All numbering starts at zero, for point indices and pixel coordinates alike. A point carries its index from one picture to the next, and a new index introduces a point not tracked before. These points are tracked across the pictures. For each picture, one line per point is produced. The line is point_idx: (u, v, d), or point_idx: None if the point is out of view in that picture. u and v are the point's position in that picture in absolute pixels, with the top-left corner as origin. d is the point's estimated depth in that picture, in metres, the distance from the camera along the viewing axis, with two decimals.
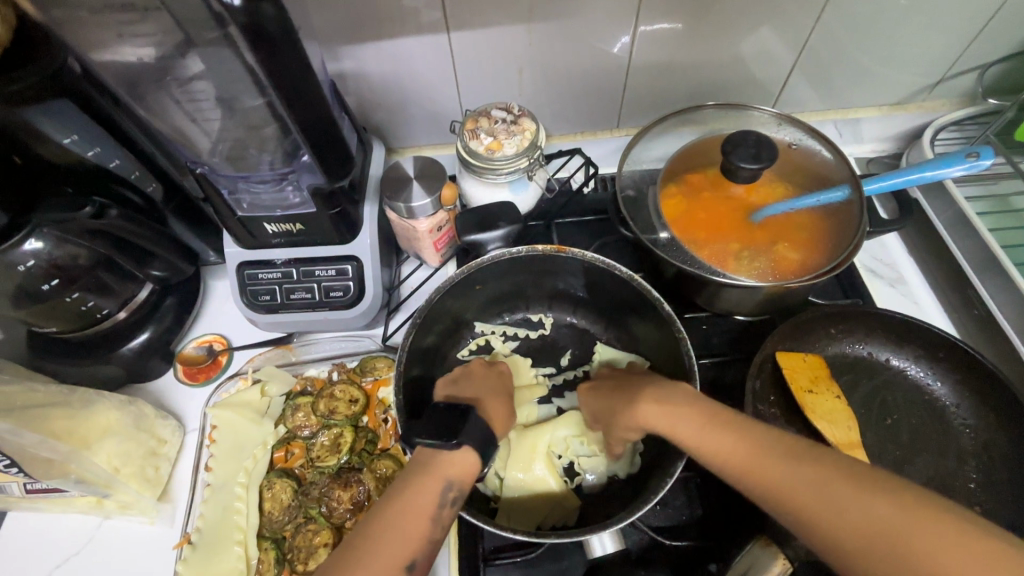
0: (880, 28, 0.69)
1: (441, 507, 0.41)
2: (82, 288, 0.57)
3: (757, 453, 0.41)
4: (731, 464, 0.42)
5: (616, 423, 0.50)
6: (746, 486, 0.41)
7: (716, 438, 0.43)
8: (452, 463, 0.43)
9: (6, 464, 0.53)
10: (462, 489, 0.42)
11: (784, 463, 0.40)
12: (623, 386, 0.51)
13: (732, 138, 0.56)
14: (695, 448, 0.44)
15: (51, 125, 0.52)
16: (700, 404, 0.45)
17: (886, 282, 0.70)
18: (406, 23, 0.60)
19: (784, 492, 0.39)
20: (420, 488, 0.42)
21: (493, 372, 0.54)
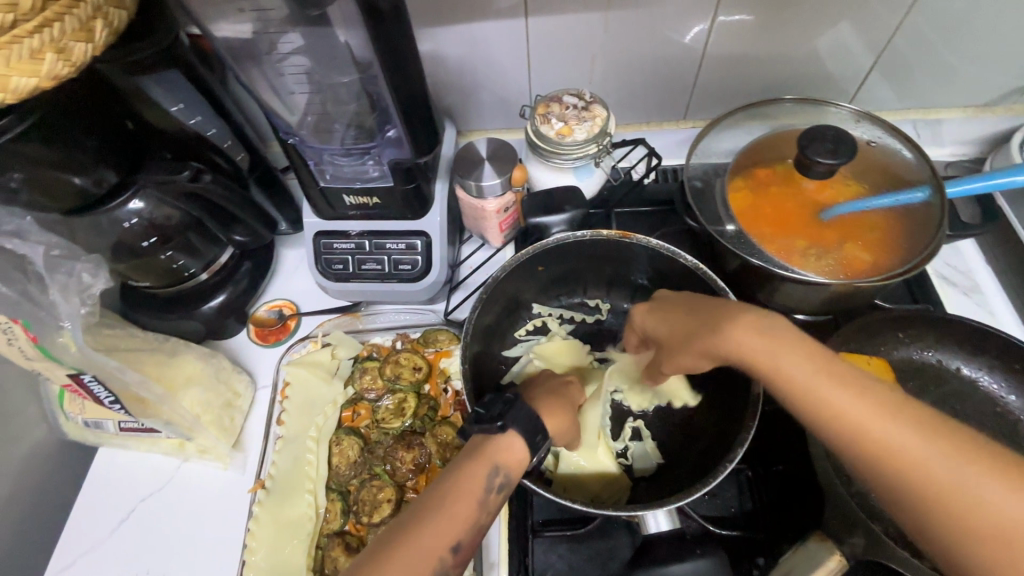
0: (972, 24, 0.66)
1: (489, 492, 0.42)
2: (174, 247, 0.62)
3: (868, 400, 0.39)
4: (835, 408, 0.39)
5: (679, 350, 0.49)
6: (840, 432, 0.39)
7: (823, 381, 0.40)
8: (502, 449, 0.44)
9: (111, 399, 0.58)
10: (508, 474, 0.43)
11: (892, 418, 0.38)
12: (704, 308, 0.47)
13: (809, 131, 0.55)
14: (789, 377, 0.41)
15: (162, 94, 0.55)
16: (807, 343, 0.42)
17: (959, 289, 0.67)
18: (486, 7, 0.62)
19: (884, 442, 0.37)
20: (472, 471, 0.42)
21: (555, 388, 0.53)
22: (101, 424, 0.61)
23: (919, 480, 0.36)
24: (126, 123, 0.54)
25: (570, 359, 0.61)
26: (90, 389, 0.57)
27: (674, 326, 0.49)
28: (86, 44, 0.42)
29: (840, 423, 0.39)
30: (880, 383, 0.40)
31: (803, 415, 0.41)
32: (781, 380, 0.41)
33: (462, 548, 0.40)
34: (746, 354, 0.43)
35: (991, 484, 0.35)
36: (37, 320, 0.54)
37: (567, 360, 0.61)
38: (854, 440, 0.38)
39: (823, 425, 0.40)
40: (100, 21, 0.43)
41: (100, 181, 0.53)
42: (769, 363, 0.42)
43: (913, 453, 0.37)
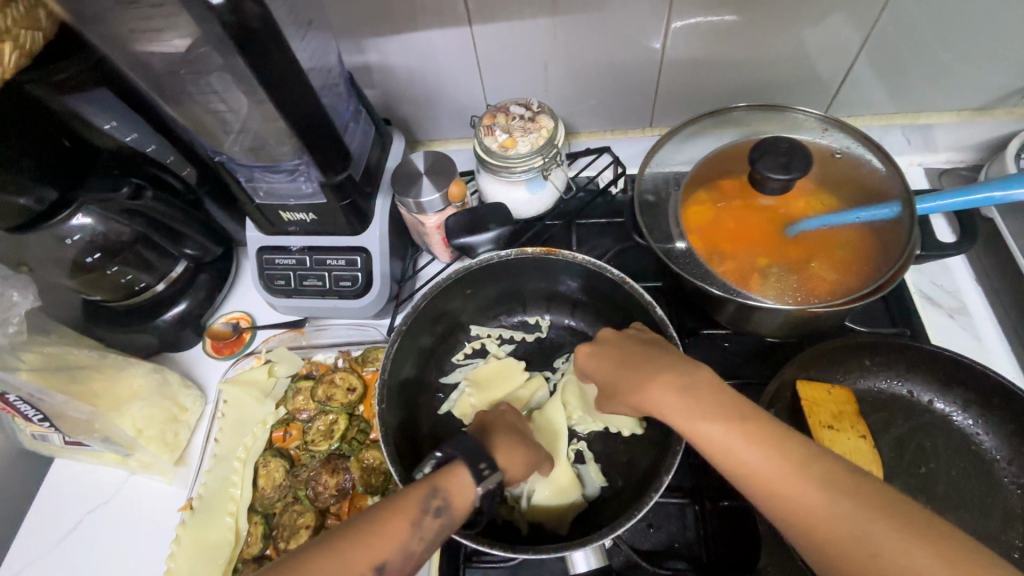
0: (960, 20, 0.60)
1: (425, 515, 0.40)
2: (122, 262, 0.62)
3: (780, 460, 0.39)
4: (743, 464, 0.39)
5: (615, 394, 0.48)
6: (749, 487, 0.39)
7: (734, 439, 0.40)
8: (450, 471, 0.42)
9: (40, 418, 0.58)
10: (448, 499, 0.41)
11: (796, 473, 0.38)
12: (632, 359, 0.48)
13: (761, 144, 0.51)
14: (700, 435, 0.41)
15: (93, 111, 0.56)
16: (726, 398, 0.42)
17: (944, 311, 0.62)
18: (429, 16, 0.60)
19: (787, 497, 0.38)
20: (411, 491, 0.41)
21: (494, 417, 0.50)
22: (47, 437, 0.62)
23: (828, 541, 0.36)
24: (64, 143, 0.55)
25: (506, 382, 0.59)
26: (16, 409, 0.56)
27: (609, 374, 0.49)
28: None
29: (755, 482, 0.39)
30: (794, 436, 0.40)
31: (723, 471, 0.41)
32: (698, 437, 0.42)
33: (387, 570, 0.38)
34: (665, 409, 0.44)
35: (899, 543, 0.34)
36: None
37: (504, 382, 0.59)
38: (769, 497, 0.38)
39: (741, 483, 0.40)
40: (9, 43, 0.42)
41: (40, 200, 0.54)
42: (688, 422, 0.42)
43: (822, 514, 0.36)
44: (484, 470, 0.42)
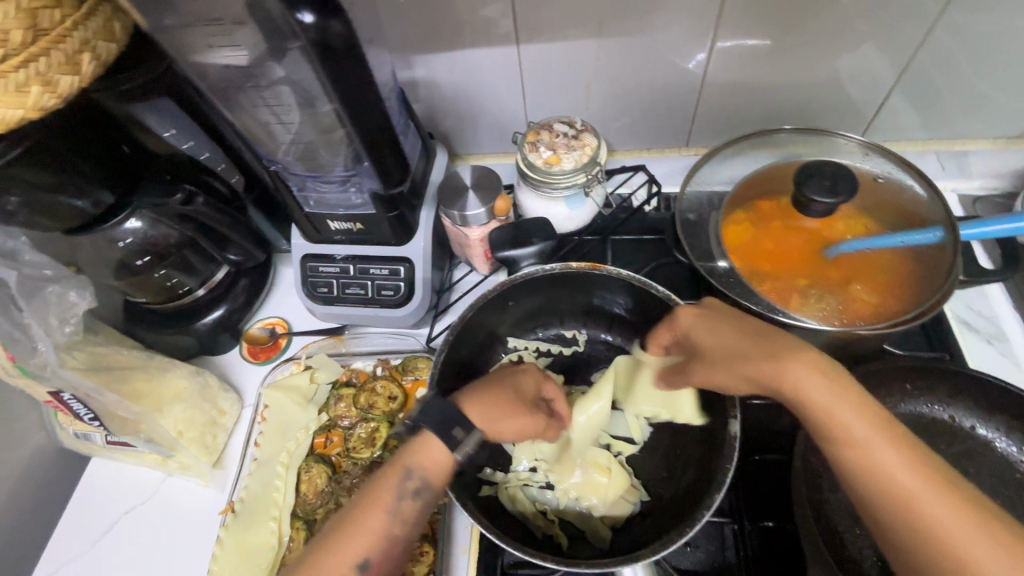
0: (1002, 51, 0.61)
1: (402, 497, 0.43)
2: (169, 265, 0.64)
3: (916, 470, 0.39)
4: (868, 456, 0.40)
5: (717, 363, 0.48)
6: (866, 479, 0.40)
7: (866, 432, 0.40)
8: (416, 451, 0.45)
9: (90, 417, 0.60)
10: (423, 480, 0.44)
11: (921, 476, 0.39)
12: (753, 333, 0.46)
13: (806, 168, 0.52)
14: (833, 420, 0.41)
15: (155, 119, 0.58)
16: (861, 394, 0.42)
17: (981, 337, 0.62)
18: (478, 34, 0.61)
19: (907, 496, 0.39)
20: (383, 478, 0.44)
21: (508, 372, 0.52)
22: (89, 436, 0.62)
23: (948, 551, 0.37)
24: (123, 148, 0.56)
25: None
26: (69, 408, 0.58)
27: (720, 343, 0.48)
28: (72, 77, 0.44)
29: (879, 478, 0.39)
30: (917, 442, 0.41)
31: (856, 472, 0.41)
32: (830, 430, 0.41)
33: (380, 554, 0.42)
34: (799, 397, 0.43)
35: (1006, 559, 0.36)
36: (18, 339, 0.54)
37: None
38: (903, 507, 0.39)
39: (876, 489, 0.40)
40: (88, 54, 0.45)
41: (98, 204, 0.55)
42: (836, 417, 0.41)
43: (961, 538, 0.37)
44: (460, 434, 0.45)
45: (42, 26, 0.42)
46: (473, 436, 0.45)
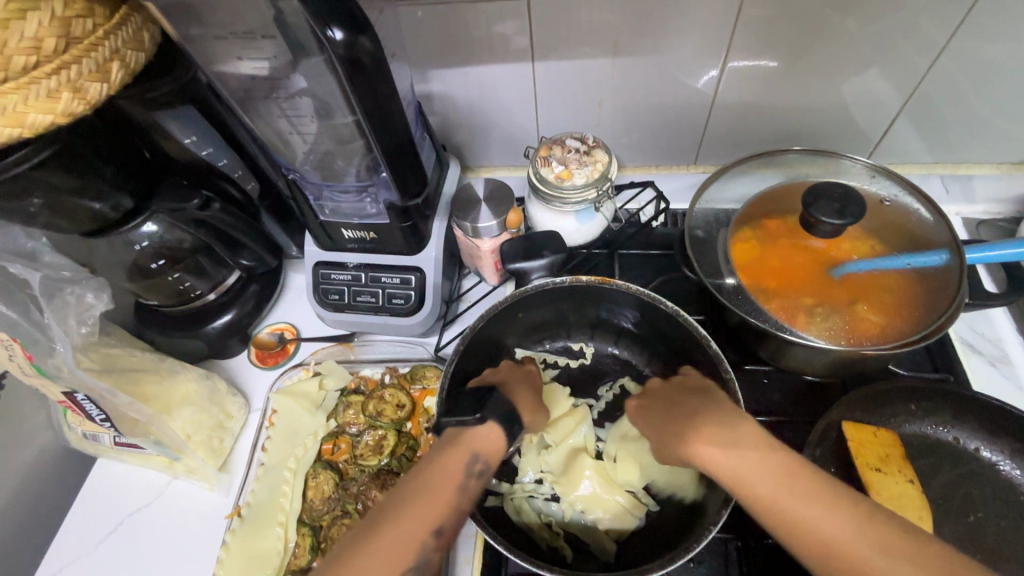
0: (1008, 80, 0.62)
1: (470, 476, 0.43)
2: (183, 269, 0.65)
3: (846, 522, 0.38)
4: (793, 518, 0.39)
5: (663, 448, 0.50)
6: (801, 541, 0.39)
7: (780, 491, 0.40)
8: (482, 433, 0.45)
9: (102, 418, 0.60)
10: (488, 463, 0.44)
11: (852, 526, 0.38)
12: (674, 411, 0.49)
13: (815, 189, 0.53)
14: (745, 489, 0.42)
15: (177, 126, 0.58)
16: (770, 452, 0.42)
17: (985, 359, 0.63)
18: (494, 51, 0.63)
19: (844, 554, 0.37)
20: (449, 455, 0.43)
21: (519, 367, 0.55)
22: (98, 437, 0.63)
23: None
24: (144, 154, 0.57)
25: (557, 404, 0.60)
26: (82, 408, 0.58)
27: (654, 422, 0.51)
28: (101, 84, 0.45)
29: (811, 537, 0.38)
30: (846, 492, 0.40)
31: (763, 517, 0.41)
32: (747, 498, 0.41)
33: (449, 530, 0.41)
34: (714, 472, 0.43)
35: None
36: (35, 339, 0.55)
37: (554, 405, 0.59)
38: (810, 545, 0.38)
39: (783, 529, 0.40)
40: (117, 63, 0.46)
41: (117, 208, 0.56)
42: (730, 467, 0.42)
43: (870, 568, 0.36)
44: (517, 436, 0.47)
45: (75, 35, 0.43)
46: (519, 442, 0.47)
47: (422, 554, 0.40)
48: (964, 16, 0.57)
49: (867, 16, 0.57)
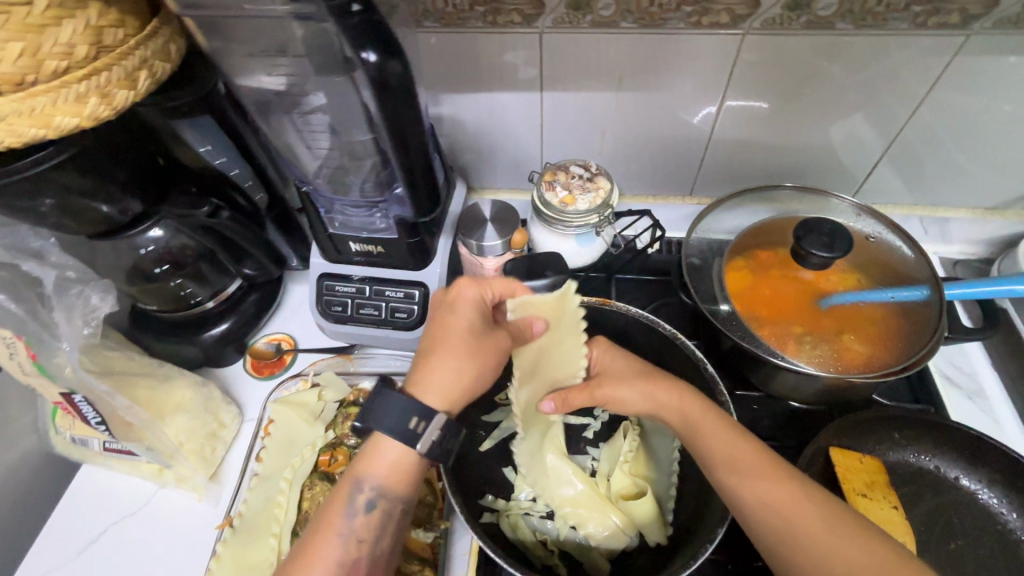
0: (982, 131, 0.67)
1: (353, 515, 0.44)
2: (185, 275, 0.65)
3: (753, 451, 0.46)
4: (712, 442, 0.47)
5: (615, 381, 0.53)
6: (711, 459, 0.47)
7: (711, 422, 0.48)
8: (366, 456, 0.46)
9: (97, 421, 0.60)
10: (372, 489, 0.45)
11: (754, 454, 0.46)
12: (645, 366, 0.54)
13: (806, 222, 0.56)
14: (687, 416, 0.49)
15: (193, 135, 0.59)
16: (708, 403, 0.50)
17: (962, 392, 0.65)
18: (504, 79, 0.66)
19: (740, 469, 0.46)
20: (337, 493, 0.46)
21: (454, 305, 0.51)
22: (87, 442, 0.61)
23: (775, 512, 0.43)
24: (157, 160, 0.58)
25: (558, 329, 0.52)
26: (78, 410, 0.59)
27: (626, 367, 0.54)
28: (128, 91, 0.47)
29: (721, 459, 0.47)
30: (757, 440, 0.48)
31: (720, 486, 0.46)
32: (683, 423, 0.50)
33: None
34: (662, 405, 0.51)
35: (815, 516, 0.43)
36: (40, 338, 0.55)
37: (554, 328, 0.52)
38: (744, 488, 0.45)
39: (724, 476, 0.46)
40: (144, 72, 0.48)
41: (125, 211, 0.57)
42: (678, 402, 0.50)
43: (755, 481, 0.45)
44: (416, 426, 0.45)
45: (106, 43, 0.45)
46: (432, 422, 0.45)
47: None
48: (942, 72, 0.61)
49: (853, 66, 0.61)
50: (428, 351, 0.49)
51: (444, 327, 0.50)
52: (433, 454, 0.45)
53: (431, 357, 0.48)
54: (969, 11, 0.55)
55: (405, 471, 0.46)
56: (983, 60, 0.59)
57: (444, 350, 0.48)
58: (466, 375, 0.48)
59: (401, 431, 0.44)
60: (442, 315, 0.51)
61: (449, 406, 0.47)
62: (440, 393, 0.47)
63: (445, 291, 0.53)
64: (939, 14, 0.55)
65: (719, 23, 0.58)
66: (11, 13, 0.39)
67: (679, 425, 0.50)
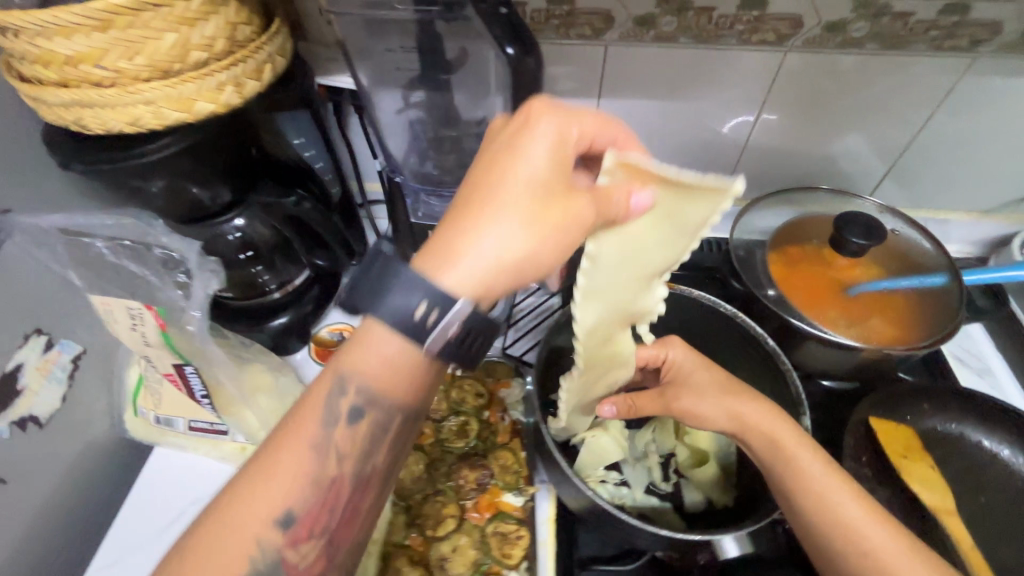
0: (982, 143, 0.76)
1: (335, 422, 0.37)
2: (265, 263, 0.67)
3: (838, 481, 0.47)
4: (800, 471, 0.48)
5: (693, 392, 0.54)
6: (797, 487, 0.47)
7: (799, 451, 0.48)
8: (355, 346, 0.37)
9: (203, 394, 0.61)
10: (358, 391, 0.37)
11: (841, 485, 0.47)
12: (728, 380, 0.55)
13: (846, 215, 0.64)
14: (771, 440, 0.49)
15: (290, 127, 0.65)
16: (794, 429, 0.50)
17: (972, 370, 0.73)
18: (566, 87, 0.72)
19: (827, 500, 0.46)
20: (316, 387, 0.37)
21: (510, 141, 0.38)
22: (172, 421, 0.64)
23: (857, 542, 0.44)
24: (251, 151, 0.61)
25: (673, 219, 0.40)
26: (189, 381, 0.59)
27: (708, 380, 0.55)
28: (256, 82, 0.51)
29: (805, 487, 0.47)
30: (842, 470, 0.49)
31: (803, 516, 0.47)
32: (769, 448, 0.49)
33: (312, 491, 0.36)
34: (745, 425, 0.51)
35: (898, 551, 0.44)
36: (172, 309, 0.56)
37: (668, 217, 0.40)
38: (829, 516, 0.45)
39: (809, 503, 0.47)
40: (269, 65, 0.52)
41: (217, 199, 0.60)
42: (765, 425, 0.50)
43: (840, 512, 0.45)
44: (423, 318, 0.35)
45: (239, 39, 0.49)
46: (446, 317, 0.35)
47: (269, 540, 0.35)
48: (951, 89, 0.69)
49: (876, 83, 0.69)
50: (459, 207, 0.37)
51: (488, 173, 0.37)
52: (450, 354, 0.36)
53: (462, 218, 0.36)
54: (977, 37, 0.64)
55: (402, 372, 0.37)
56: (985, 80, 0.68)
57: (480, 212, 0.36)
58: (504, 252, 0.36)
59: (401, 320, 0.35)
60: (494, 154, 0.38)
61: (470, 292, 0.35)
62: (459, 271, 0.35)
63: (507, 119, 0.40)
64: (953, 38, 0.64)
65: (766, 41, 0.65)
66: (172, 6, 0.43)
67: (762, 450, 0.50)
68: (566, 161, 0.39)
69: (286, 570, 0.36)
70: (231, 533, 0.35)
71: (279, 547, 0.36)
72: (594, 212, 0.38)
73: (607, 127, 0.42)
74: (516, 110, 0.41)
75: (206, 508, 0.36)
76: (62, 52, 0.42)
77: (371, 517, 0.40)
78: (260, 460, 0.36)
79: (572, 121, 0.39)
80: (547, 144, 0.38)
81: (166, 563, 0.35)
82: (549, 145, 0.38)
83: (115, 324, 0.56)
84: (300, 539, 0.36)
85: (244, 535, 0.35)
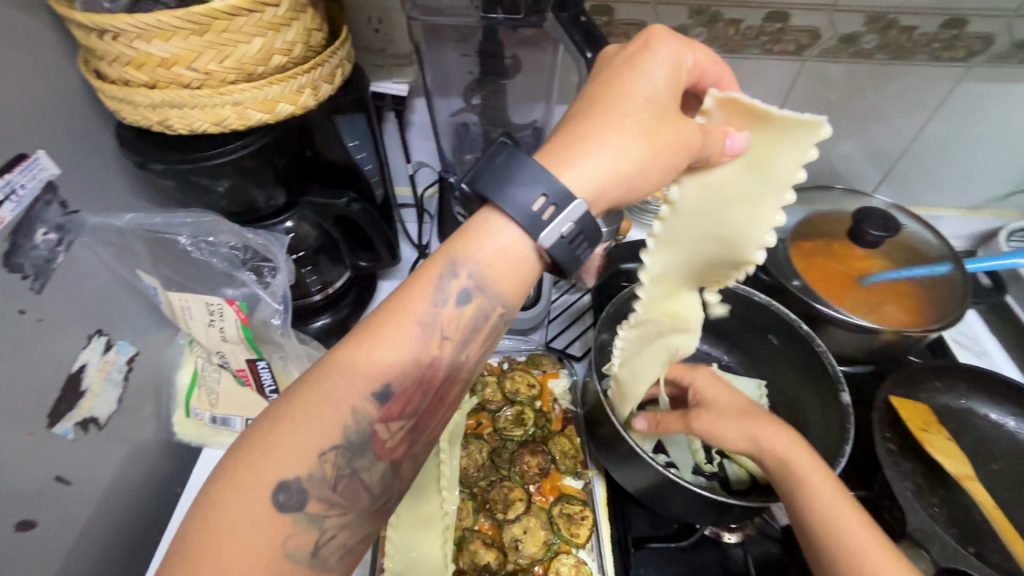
0: (973, 144, 0.83)
1: (444, 302, 0.37)
2: (313, 263, 0.69)
3: (849, 508, 0.47)
4: (812, 494, 0.47)
5: (715, 415, 0.54)
6: (805, 510, 0.47)
7: (812, 475, 0.48)
8: (466, 235, 0.39)
9: (272, 388, 0.64)
10: (469, 275, 0.38)
11: (852, 514, 0.46)
12: (748, 407, 0.55)
13: (865, 210, 0.71)
14: (785, 462, 0.49)
15: (346, 130, 0.65)
16: (809, 456, 0.50)
17: (972, 352, 0.80)
18: None
19: (835, 526, 0.46)
20: (426, 269, 0.38)
21: (632, 63, 0.41)
22: (228, 421, 0.65)
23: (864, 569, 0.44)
24: (307, 154, 0.62)
25: (761, 169, 0.44)
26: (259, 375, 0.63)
27: (731, 406, 0.55)
28: (328, 85, 0.53)
29: (814, 511, 0.47)
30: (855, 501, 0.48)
31: (809, 538, 0.47)
32: (781, 469, 0.49)
33: (412, 367, 0.37)
34: (759, 448, 0.51)
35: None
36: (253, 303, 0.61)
37: (758, 168, 0.44)
38: (837, 542, 0.45)
39: (816, 526, 0.46)
40: (339, 71, 0.54)
41: (270, 201, 0.60)
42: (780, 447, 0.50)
43: (847, 538, 0.45)
44: (543, 210, 0.37)
45: (313, 44, 0.51)
46: (564, 212, 0.36)
47: (364, 410, 0.35)
48: (948, 96, 0.76)
49: (880, 90, 0.76)
50: (582, 117, 0.40)
51: (609, 89, 0.40)
52: (558, 254, 0.38)
53: (586, 127, 0.39)
54: (973, 48, 0.70)
55: (510, 265, 0.38)
56: (977, 87, 0.75)
57: (602, 122, 0.39)
58: (622, 164, 0.38)
59: (521, 213, 0.37)
60: (615, 73, 0.41)
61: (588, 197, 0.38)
62: (582, 176, 0.38)
63: (626, 43, 0.43)
64: (951, 49, 0.71)
65: (787, 51, 0.71)
66: (263, 12, 0.45)
67: (776, 472, 0.50)
68: (680, 85, 0.42)
69: (374, 446, 0.36)
70: (333, 396, 0.35)
71: (374, 419, 0.36)
72: (702, 139, 0.41)
73: (718, 65, 0.45)
74: (632, 37, 0.44)
75: (306, 371, 0.36)
76: (157, 54, 0.44)
77: (449, 414, 0.40)
78: (365, 330, 0.37)
79: (688, 50, 0.43)
80: (665, 68, 0.41)
81: (261, 423, 0.34)
82: (668, 70, 0.41)
83: (190, 318, 0.62)
84: (392, 416, 0.37)
85: (345, 399, 0.35)
